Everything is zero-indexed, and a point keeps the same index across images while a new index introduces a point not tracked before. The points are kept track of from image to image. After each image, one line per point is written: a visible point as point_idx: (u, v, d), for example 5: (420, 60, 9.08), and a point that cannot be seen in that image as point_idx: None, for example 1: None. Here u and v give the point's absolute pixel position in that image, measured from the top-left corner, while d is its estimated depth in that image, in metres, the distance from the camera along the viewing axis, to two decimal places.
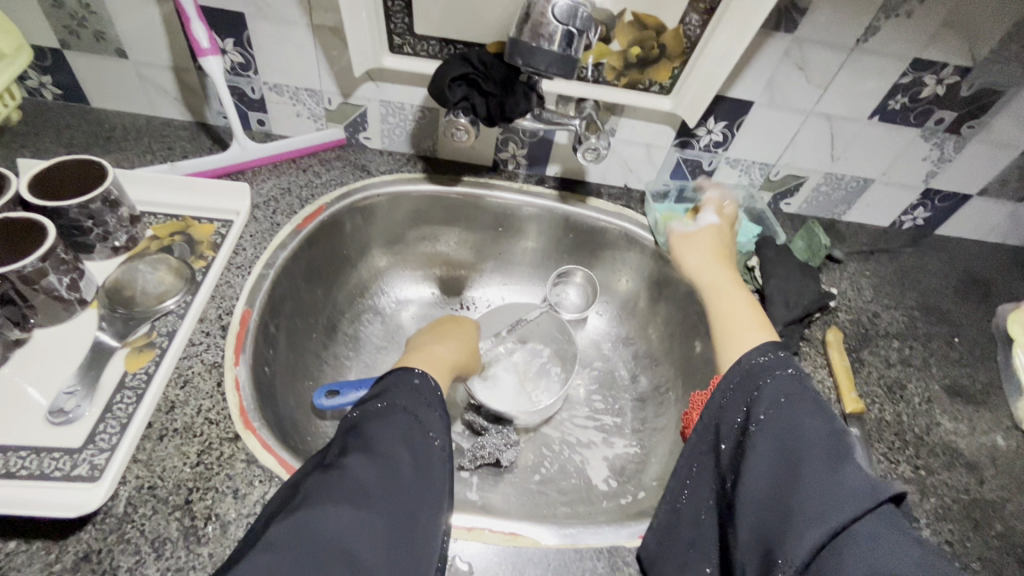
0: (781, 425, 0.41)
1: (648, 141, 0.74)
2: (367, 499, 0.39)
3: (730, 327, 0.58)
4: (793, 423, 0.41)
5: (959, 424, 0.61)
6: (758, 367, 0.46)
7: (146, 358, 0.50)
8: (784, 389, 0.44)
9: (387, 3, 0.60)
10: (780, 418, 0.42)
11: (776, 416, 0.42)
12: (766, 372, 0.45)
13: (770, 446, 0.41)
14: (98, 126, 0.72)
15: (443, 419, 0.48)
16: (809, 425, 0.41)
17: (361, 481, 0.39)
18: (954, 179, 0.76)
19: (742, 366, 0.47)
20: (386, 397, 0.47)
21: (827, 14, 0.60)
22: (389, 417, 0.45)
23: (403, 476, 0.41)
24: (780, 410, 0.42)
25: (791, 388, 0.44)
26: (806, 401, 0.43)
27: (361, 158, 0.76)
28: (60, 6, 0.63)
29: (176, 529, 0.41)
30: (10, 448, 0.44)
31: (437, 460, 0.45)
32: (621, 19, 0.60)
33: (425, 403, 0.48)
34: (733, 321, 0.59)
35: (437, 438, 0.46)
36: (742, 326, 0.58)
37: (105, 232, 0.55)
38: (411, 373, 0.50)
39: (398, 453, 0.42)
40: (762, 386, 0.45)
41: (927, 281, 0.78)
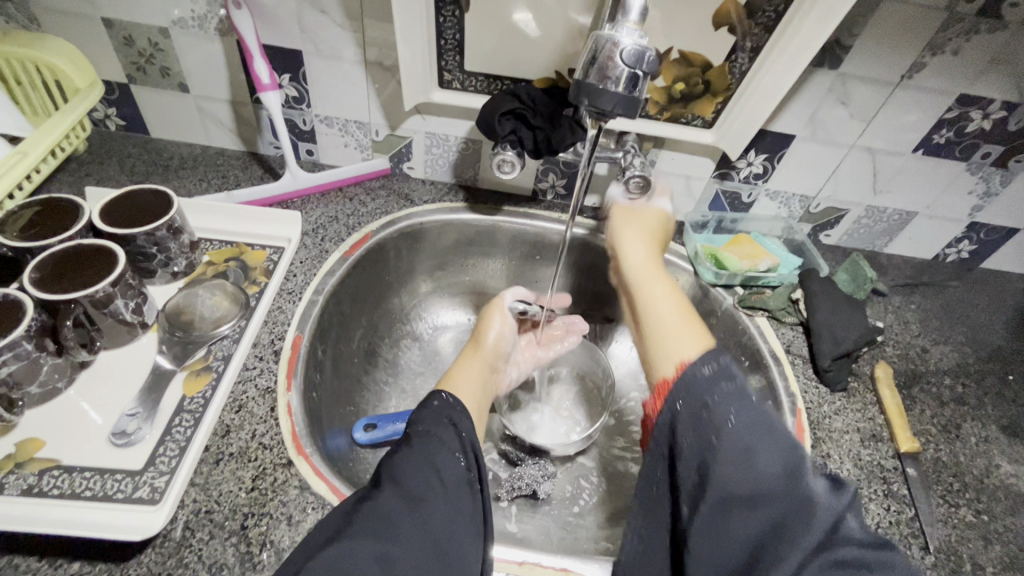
0: (738, 448, 0.38)
1: (688, 172, 0.74)
2: (392, 529, 0.39)
3: (659, 338, 0.52)
4: (751, 444, 0.38)
5: (1020, 466, 0.59)
6: (702, 379, 0.42)
7: (203, 382, 0.51)
8: (724, 402, 0.40)
9: (440, 42, 0.62)
10: (740, 436, 0.38)
11: (733, 437, 0.38)
12: (716, 384, 0.41)
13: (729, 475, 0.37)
14: (157, 155, 0.76)
15: (467, 440, 0.48)
16: (768, 448, 0.38)
17: (386, 512, 0.40)
18: (1001, 213, 0.75)
19: (686, 381, 0.43)
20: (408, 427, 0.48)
21: (872, 51, 0.60)
22: (414, 444, 0.46)
23: (432, 505, 0.41)
24: (734, 432, 0.38)
25: (736, 401, 0.40)
26: (757, 420, 0.39)
27: (404, 187, 0.78)
28: (131, 45, 0.67)
29: (232, 555, 0.42)
30: (74, 468, 0.45)
31: (465, 485, 0.44)
32: (668, 56, 0.62)
33: (444, 422, 0.48)
34: (663, 333, 0.53)
35: (461, 458, 0.46)
36: (667, 331, 0.53)
37: (168, 257, 0.57)
38: (433, 398, 0.51)
39: (420, 479, 0.42)
40: (714, 400, 0.40)
41: (976, 316, 0.76)
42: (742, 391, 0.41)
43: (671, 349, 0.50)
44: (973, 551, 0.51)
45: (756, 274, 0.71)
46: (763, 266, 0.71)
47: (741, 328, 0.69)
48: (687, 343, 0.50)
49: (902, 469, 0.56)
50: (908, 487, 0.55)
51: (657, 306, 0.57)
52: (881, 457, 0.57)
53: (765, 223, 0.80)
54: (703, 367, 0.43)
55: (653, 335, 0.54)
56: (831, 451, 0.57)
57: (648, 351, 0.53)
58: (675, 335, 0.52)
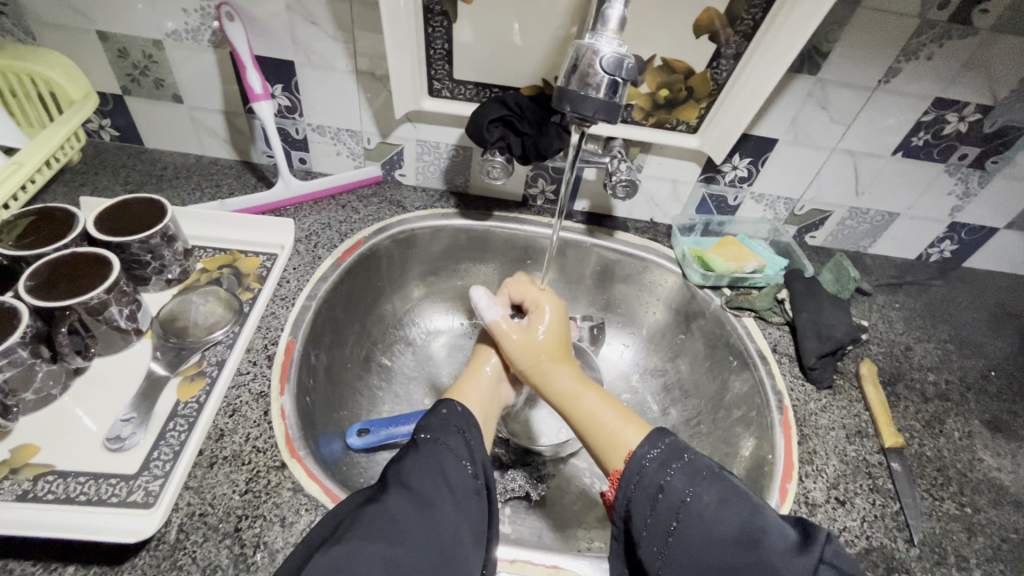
0: (696, 516, 0.41)
1: (674, 176, 0.76)
2: (397, 534, 0.39)
3: (596, 435, 0.51)
4: (708, 516, 0.40)
5: (1003, 460, 0.60)
6: (654, 463, 0.44)
7: (197, 387, 0.52)
8: (678, 476, 0.43)
9: (430, 52, 0.64)
10: (698, 509, 0.41)
11: (691, 511, 0.41)
12: (665, 464, 0.44)
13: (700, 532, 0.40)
14: (151, 165, 0.77)
15: (475, 445, 0.48)
16: (726, 513, 0.40)
17: (393, 517, 0.40)
18: (980, 213, 0.77)
19: (636, 465, 0.45)
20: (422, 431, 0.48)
21: (849, 57, 0.62)
22: (422, 450, 0.46)
23: (439, 511, 0.42)
24: (693, 506, 0.41)
25: (690, 473, 0.43)
26: (713, 484, 0.42)
27: (396, 194, 0.79)
28: (125, 57, 0.68)
29: (226, 556, 0.42)
30: (69, 473, 0.45)
31: (472, 491, 0.44)
32: (651, 63, 0.63)
33: (453, 430, 0.48)
34: (595, 423, 0.52)
35: (469, 464, 0.46)
36: (607, 431, 0.51)
37: (162, 265, 0.58)
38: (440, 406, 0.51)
39: (429, 485, 0.43)
40: (668, 478, 0.43)
41: (959, 314, 0.78)
42: (697, 463, 0.44)
43: (609, 447, 0.50)
44: (957, 543, 0.52)
45: (743, 275, 0.72)
46: (749, 268, 0.73)
47: (729, 328, 0.70)
48: (622, 430, 0.50)
49: (887, 464, 0.57)
50: (893, 482, 0.56)
51: (582, 396, 0.55)
52: (867, 453, 0.58)
53: (751, 225, 0.81)
54: (647, 452, 0.45)
55: (588, 428, 0.53)
56: (817, 447, 0.58)
57: (588, 440, 0.52)
58: (618, 429, 0.50)
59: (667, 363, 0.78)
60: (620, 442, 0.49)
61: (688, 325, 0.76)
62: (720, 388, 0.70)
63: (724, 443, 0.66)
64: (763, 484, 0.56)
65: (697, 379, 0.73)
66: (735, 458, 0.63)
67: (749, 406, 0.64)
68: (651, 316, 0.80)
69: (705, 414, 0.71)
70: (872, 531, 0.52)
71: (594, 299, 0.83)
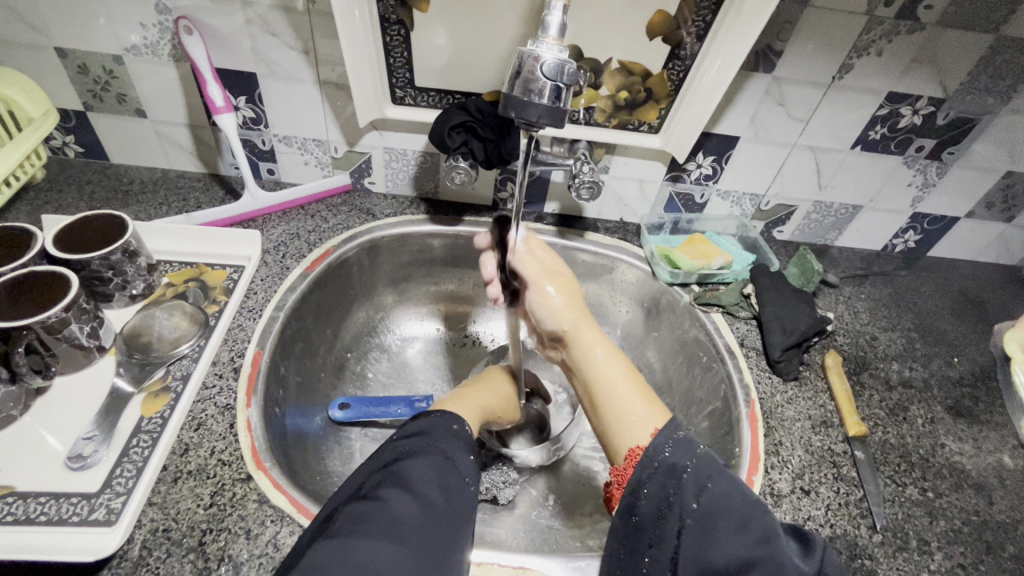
0: (711, 507, 0.40)
1: (641, 176, 0.77)
2: (403, 533, 0.39)
3: (615, 409, 0.50)
4: (723, 508, 0.39)
5: (964, 444, 0.61)
6: (678, 443, 0.44)
7: (161, 403, 0.52)
8: (700, 462, 0.43)
9: (390, 60, 0.64)
10: (712, 504, 0.40)
11: (709, 501, 0.40)
12: (691, 449, 0.44)
13: (711, 520, 0.39)
14: (117, 180, 0.76)
15: (475, 462, 0.48)
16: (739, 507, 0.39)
17: (397, 516, 0.40)
18: (940, 203, 0.79)
19: (661, 442, 0.44)
20: (423, 439, 0.47)
21: (802, 55, 0.63)
22: (425, 457, 0.45)
23: (438, 517, 0.41)
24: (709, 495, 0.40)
25: (711, 463, 0.42)
26: (723, 481, 0.41)
27: (366, 202, 0.79)
28: (86, 73, 0.68)
29: (189, 571, 0.42)
30: (30, 494, 0.45)
31: (467, 504, 0.44)
32: (608, 66, 0.64)
33: (460, 446, 0.47)
34: (615, 396, 0.51)
35: (471, 482, 0.46)
36: (626, 407, 0.49)
37: (124, 281, 0.57)
38: (451, 420, 0.50)
39: (429, 492, 0.42)
40: (691, 463, 0.43)
41: (923, 303, 0.79)
42: (716, 459, 0.43)
43: (626, 424, 0.48)
44: (919, 527, 0.53)
45: (710, 271, 0.73)
46: (716, 265, 0.73)
47: (698, 323, 0.71)
48: (644, 411, 0.49)
49: (851, 452, 0.58)
50: (857, 470, 0.57)
51: (609, 364, 0.55)
52: (832, 442, 0.59)
53: (719, 222, 0.83)
54: (678, 430, 0.45)
55: (608, 404, 0.51)
56: (783, 439, 0.59)
57: (604, 411, 0.51)
58: (634, 408, 0.49)
59: (640, 361, 0.79)
60: (638, 421, 0.48)
61: (659, 322, 0.77)
62: (691, 383, 0.71)
63: (696, 437, 0.67)
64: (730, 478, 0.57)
65: (670, 375, 0.74)
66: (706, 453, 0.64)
67: (718, 400, 0.65)
68: (624, 314, 0.81)
69: (678, 410, 0.71)
70: (837, 520, 0.53)
71: None
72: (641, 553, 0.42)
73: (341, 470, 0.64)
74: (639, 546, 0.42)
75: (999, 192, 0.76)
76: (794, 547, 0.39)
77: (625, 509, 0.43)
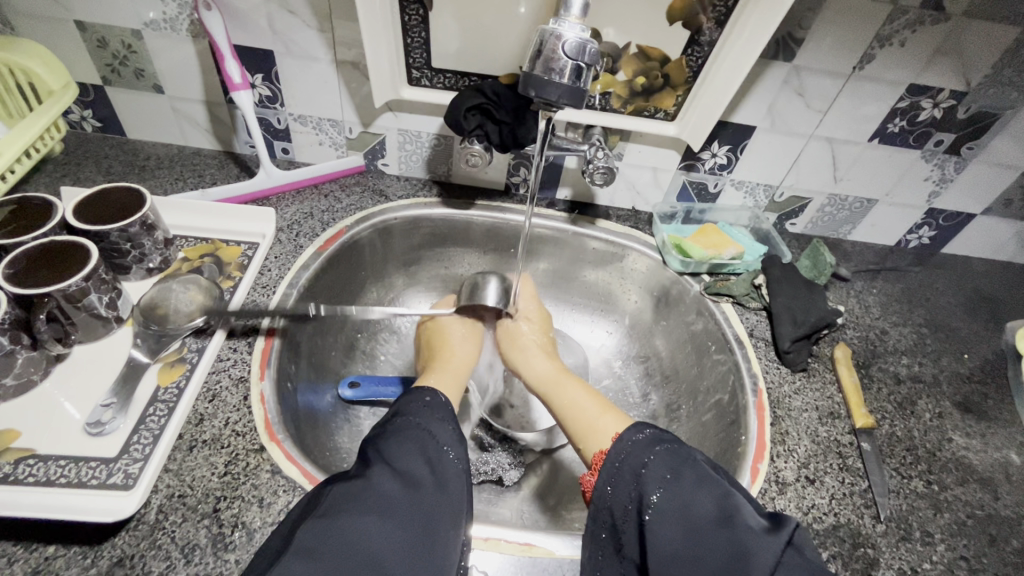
0: (674, 500, 0.40)
1: (655, 164, 0.77)
2: (391, 509, 0.39)
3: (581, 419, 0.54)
4: (685, 499, 0.40)
5: (972, 439, 0.61)
6: (639, 444, 0.44)
7: (178, 373, 0.53)
8: (660, 459, 0.43)
9: (407, 40, 0.64)
10: (674, 496, 0.40)
11: (671, 492, 0.40)
12: (652, 446, 0.44)
13: (672, 518, 0.39)
14: (134, 155, 0.77)
15: (458, 432, 0.48)
16: (704, 497, 0.40)
17: (382, 493, 0.40)
18: (957, 199, 0.78)
19: (623, 445, 0.45)
20: (400, 418, 0.47)
21: (824, 43, 0.63)
22: (403, 433, 0.45)
23: (425, 492, 0.42)
24: (674, 490, 0.40)
25: (674, 457, 0.43)
26: (687, 471, 0.41)
27: (380, 183, 0.79)
28: (105, 47, 0.68)
29: (204, 536, 0.43)
30: (50, 457, 0.46)
31: (454, 475, 0.44)
32: (627, 51, 0.64)
33: (439, 417, 0.47)
34: (575, 410, 0.56)
35: (452, 451, 0.46)
36: (590, 416, 0.54)
37: (142, 253, 0.58)
38: (422, 391, 0.50)
39: (414, 468, 0.43)
40: (652, 458, 0.43)
41: (935, 299, 0.79)
42: (681, 451, 0.43)
43: (591, 433, 0.52)
44: (922, 520, 0.53)
45: (721, 261, 0.73)
46: (727, 255, 0.73)
47: (707, 313, 0.71)
48: (603, 419, 0.53)
49: (857, 444, 0.58)
50: (862, 462, 0.57)
51: (564, 385, 0.59)
52: (838, 433, 0.59)
53: (731, 213, 0.82)
54: (640, 431, 0.45)
55: (572, 412, 0.56)
56: (789, 428, 0.59)
57: (569, 426, 0.55)
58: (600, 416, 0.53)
59: (648, 350, 0.79)
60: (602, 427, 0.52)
61: (668, 311, 0.77)
62: (699, 372, 0.71)
63: (702, 425, 0.67)
64: (736, 465, 0.57)
65: (678, 365, 0.74)
66: (712, 440, 0.64)
67: (726, 388, 0.65)
68: (633, 302, 0.81)
69: (685, 398, 0.72)
70: (840, 508, 0.53)
71: (577, 287, 0.84)
72: (614, 547, 0.43)
73: (350, 447, 0.65)
74: (614, 542, 0.43)
75: (1018, 189, 0.76)
76: (762, 523, 0.38)
77: (596, 508, 0.44)
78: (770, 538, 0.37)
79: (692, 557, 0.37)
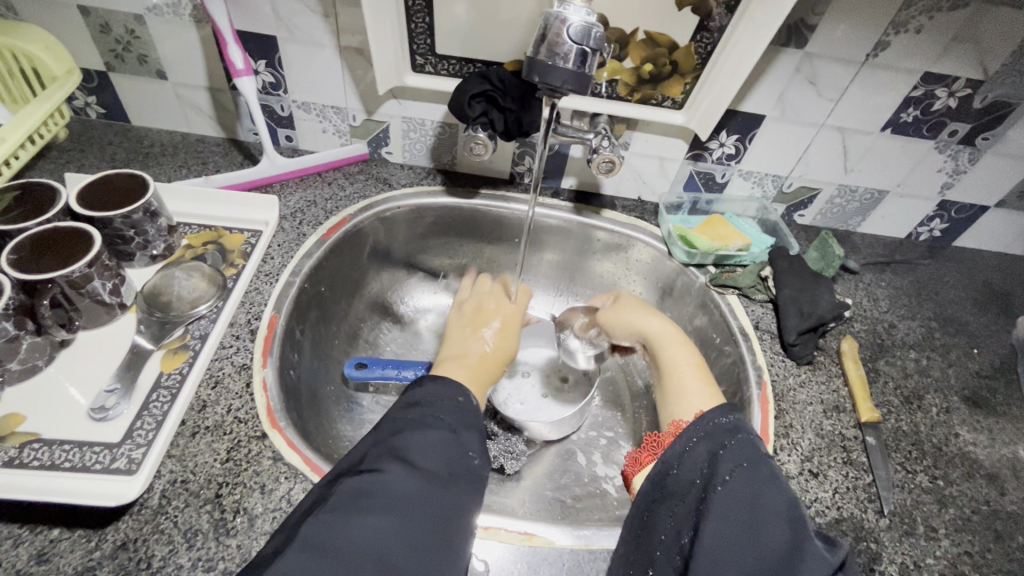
0: (747, 486, 0.38)
1: (661, 154, 0.76)
2: (405, 505, 0.39)
3: (678, 382, 0.54)
4: (757, 492, 0.38)
5: (979, 435, 0.60)
6: (723, 428, 0.42)
7: (180, 360, 0.53)
8: (745, 446, 0.41)
9: (411, 26, 0.63)
10: (747, 486, 0.38)
11: (743, 480, 0.39)
12: (733, 432, 0.42)
13: (733, 509, 0.37)
14: (138, 142, 0.77)
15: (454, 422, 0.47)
16: (773, 492, 0.38)
17: (395, 490, 0.39)
18: (970, 191, 0.76)
19: (705, 423, 0.43)
20: (419, 411, 0.46)
21: (837, 30, 0.61)
22: (425, 429, 0.44)
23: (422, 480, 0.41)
24: (747, 475, 0.39)
25: (752, 448, 0.41)
26: (761, 467, 0.40)
27: (383, 171, 0.79)
28: (107, 32, 0.67)
29: (206, 521, 0.43)
30: (55, 441, 0.47)
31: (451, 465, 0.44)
32: (634, 37, 0.63)
33: (467, 423, 0.47)
34: (679, 373, 0.55)
35: (475, 454, 0.45)
36: (687, 384, 0.54)
37: (145, 240, 0.58)
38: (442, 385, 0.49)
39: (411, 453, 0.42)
40: (730, 445, 0.41)
41: (945, 293, 0.77)
42: (758, 447, 0.41)
43: (680, 401, 0.53)
44: (927, 515, 0.53)
45: (728, 253, 0.72)
46: (734, 247, 0.72)
47: (712, 304, 0.71)
48: (697, 390, 0.53)
49: (862, 438, 0.58)
50: (867, 455, 0.56)
51: (671, 347, 0.58)
52: (843, 427, 0.59)
53: (739, 204, 0.81)
54: (722, 416, 0.43)
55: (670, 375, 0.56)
56: (793, 421, 0.59)
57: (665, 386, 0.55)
58: (686, 385, 0.54)
59: None
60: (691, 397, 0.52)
61: (672, 302, 0.76)
62: (703, 364, 0.70)
63: None
64: None
65: None
66: None
67: (732, 379, 0.65)
68: (637, 293, 0.80)
69: None
70: (843, 502, 0.53)
71: (583, 278, 0.83)
72: (662, 514, 0.41)
73: (353, 435, 0.65)
74: (662, 509, 0.41)
75: None
76: (818, 541, 0.36)
77: (661, 471, 0.43)
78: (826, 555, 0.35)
79: (751, 549, 0.35)
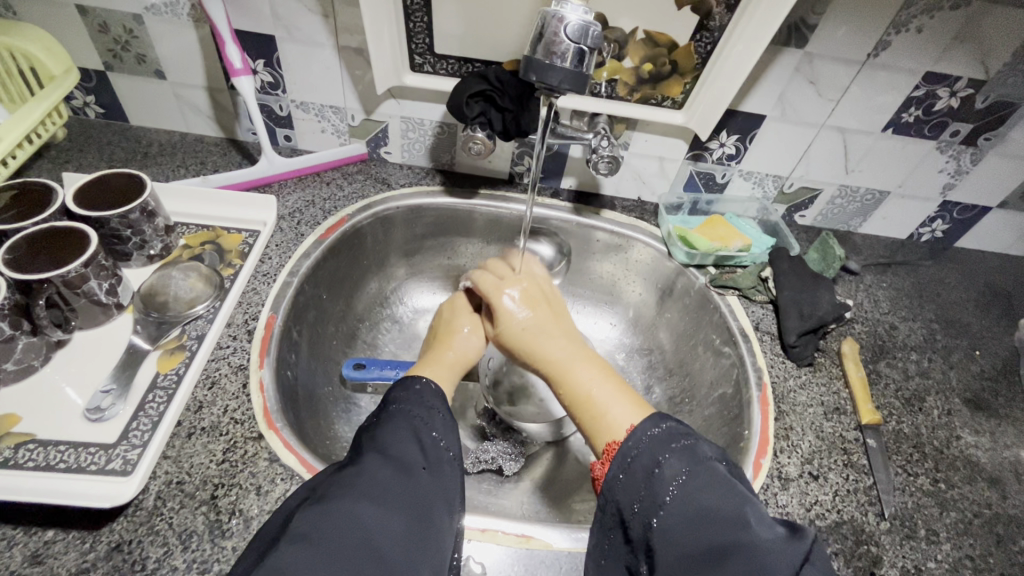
0: (690, 499, 0.38)
1: (661, 154, 0.75)
2: (385, 495, 0.39)
3: (591, 407, 0.48)
4: (704, 500, 0.38)
5: (981, 438, 0.60)
6: (657, 440, 0.42)
7: (177, 360, 0.53)
8: (676, 454, 0.41)
9: (410, 26, 0.63)
10: (694, 496, 0.38)
11: (683, 492, 0.38)
12: (666, 444, 0.41)
13: (684, 522, 0.37)
14: (136, 142, 0.77)
15: (450, 423, 0.47)
16: (717, 500, 0.38)
17: (377, 479, 0.39)
18: (972, 192, 0.76)
19: (636, 438, 0.42)
20: (391, 409, 0.46)
21: (837, 30, 0.61)
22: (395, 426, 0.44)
23: (416, 481, 0.41)
24: (685, 489, 0.39)
25: (688, 455, 0.40)
26: (700, 475, 0.39)
27: (382, 171, 0.79)
28: (106, 32, 0.67)
29: (202, 523, 0.43)
30: (50, 442, 0.46)
31: (447, 466, 0.43)
32: (634, 36, 0.63)
33: (429, 404, 0.46)
34: (588, 397, 0.49)
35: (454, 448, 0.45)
36: (598, 406, 0.48)
37: (143, 240, 0.58)
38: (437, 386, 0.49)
39: (406, 453, 0.42)
40: (665, 458, 0.40)
41: (947, 294, 0.77)
42: (693, 454, 0.41)
43: (599, 424, 0.47)
44: (928, 518, 0.52)
45: (728, 253, 0.72)
46: (734, 247, 0.72)
47: (712, 305, 0.70)
48: (615, 409, 0.47)
49: (863, 441, 0.57)
50: (867, 458, 0.56)
51: (573, 367, 0.52)
52: (844, 429, 0.58)
53: (740, 204, 0.81)
54: (657, 424, 0.43)
55: (577, 400, 0.50)
56: (793, 424, 0.58)
57: (579, 415, 0.49)
58: (608, 408, 0.47)
59: (652, 342, 0.78)
60: (608, 421, 0.46)
61: (672, 303, 0.76)
62: (703, 365, 0.70)
63: (705, 419, 0.66)
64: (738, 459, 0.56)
65: (680, 358, 0.74)
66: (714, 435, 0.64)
67: (732, 381, 0.64)
68: (637, 293, 0.80)
69: (688, 393, 0.71)
70: (844, 505, 0.52)
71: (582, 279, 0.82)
72: (618, 533, 0.41)
73: (351, 435, 0.65)
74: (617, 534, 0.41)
75: None
76: (781, 531, 0.36)
77: (603, 500, 0.42)
78: (791, 549, 0.35)
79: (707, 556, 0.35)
